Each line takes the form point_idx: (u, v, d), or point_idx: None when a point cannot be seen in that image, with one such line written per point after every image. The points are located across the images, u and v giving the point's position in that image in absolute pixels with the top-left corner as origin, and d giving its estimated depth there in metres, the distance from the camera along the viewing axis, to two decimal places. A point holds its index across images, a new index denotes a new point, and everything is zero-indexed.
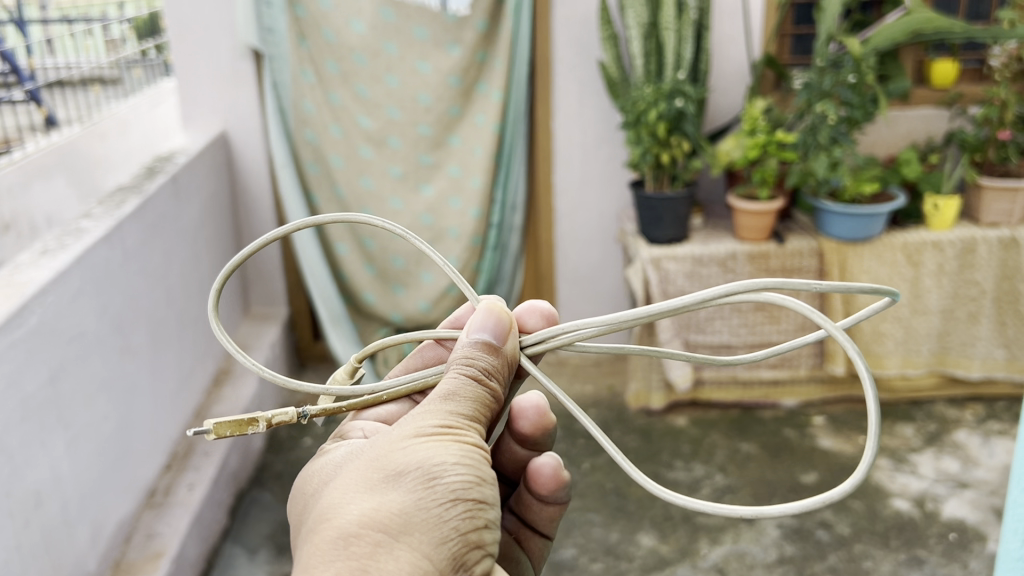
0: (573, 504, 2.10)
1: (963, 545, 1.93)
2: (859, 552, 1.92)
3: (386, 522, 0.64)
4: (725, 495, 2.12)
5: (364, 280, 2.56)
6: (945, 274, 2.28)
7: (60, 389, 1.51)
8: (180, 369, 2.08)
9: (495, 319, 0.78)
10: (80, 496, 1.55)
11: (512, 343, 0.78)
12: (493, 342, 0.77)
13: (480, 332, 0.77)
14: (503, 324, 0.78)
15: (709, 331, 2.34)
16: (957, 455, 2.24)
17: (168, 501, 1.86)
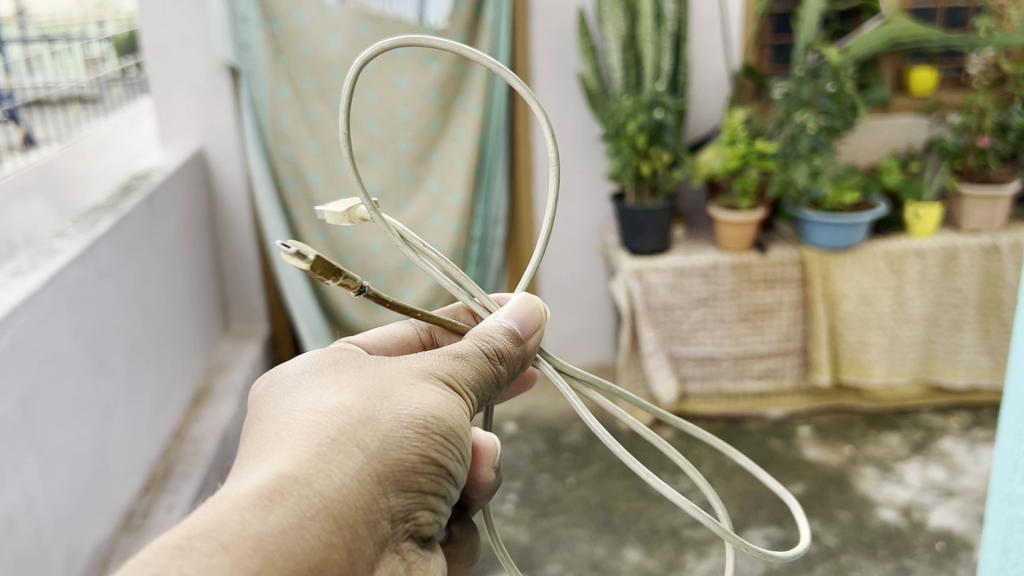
0: (558, 519, 2.09)
1: (951, 554, 1.91)
2: (846, 563, 1.90)
3: (309, 494, 0.48)
4: (711, 507, 2.11)
5: (346, 297, 2.55)
6: (928, 282, 2.27)
7: (32, 412, 1.48)
8: (158, 389, 2.06)
9: (529, 312, 0.69)
10: (53, 521, 1.53)
11: (535, 340, 0.70)
12: (517, 332, 0.68)
13: (508, 316, 0.68)
14: (531, 314, 0.69)
15: (693, 343, 2.32)
16: (943, 463, 2.23)
17: (147, 523, 1.83)
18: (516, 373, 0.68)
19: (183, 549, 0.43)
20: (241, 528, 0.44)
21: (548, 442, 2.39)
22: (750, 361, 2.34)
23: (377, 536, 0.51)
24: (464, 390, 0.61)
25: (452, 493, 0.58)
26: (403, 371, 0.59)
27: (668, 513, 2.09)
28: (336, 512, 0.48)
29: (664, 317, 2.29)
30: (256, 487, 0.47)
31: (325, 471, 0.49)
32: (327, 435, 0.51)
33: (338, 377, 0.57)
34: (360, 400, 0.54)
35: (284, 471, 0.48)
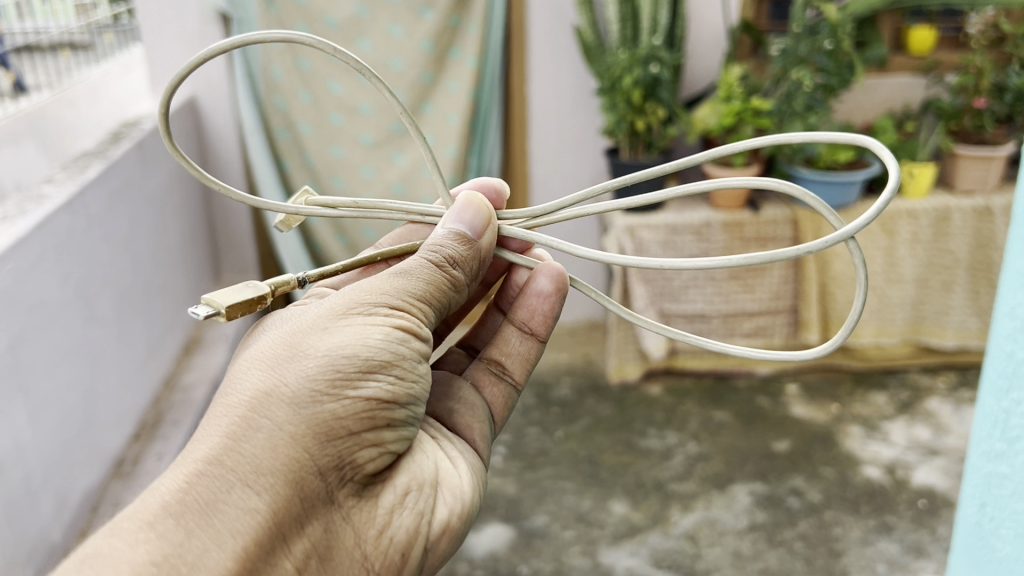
0: (546, 472, 2.11)
1: (933, 512, 1.94)
2: (830, 518, 1.92)
3: (226, 473, 0.56)
4: (697, 462, 2.13)
5: (337, 250, 2.56)
6: (919, 243, 2.27)
7: (21, 357, 1.48)
8: (148, 337, 2.06)
9: (474, 210, 0.76)
10: (43, 467, 1.54)
11: (489, 236, 0.77)
12: (466, 235, 0.75)
13: (455, 222, 0.75)
14: (481, 215, 0.76)
15: (683, 301, 2.32)
16: (928, 422, 2.25)
17: (136, 470, 1.85)
18: (473, 270, 0.76)
19: (114, 531, 0.52)
20: (161, 513, 0.53)
21: (537, 396, 2.41)
22: (741, 319, 2.35)
23: (307, 490, 0.58)
24: (407, 304, 0.69)
25: (393, 419, 0.65)
26: (319, 324, 0.65)
27: (654, 467, 2.11)
28: (253, 480, 0.56)
29: (655, 274, 2.29)
30: (176, 477, 0.55)
31: (239, 447, 0.57)
32: (238, 412, 0.58)
33: (257, 350, 0.64)
34: (272, 369, 0.61)
35: (202, 456, 0.56)
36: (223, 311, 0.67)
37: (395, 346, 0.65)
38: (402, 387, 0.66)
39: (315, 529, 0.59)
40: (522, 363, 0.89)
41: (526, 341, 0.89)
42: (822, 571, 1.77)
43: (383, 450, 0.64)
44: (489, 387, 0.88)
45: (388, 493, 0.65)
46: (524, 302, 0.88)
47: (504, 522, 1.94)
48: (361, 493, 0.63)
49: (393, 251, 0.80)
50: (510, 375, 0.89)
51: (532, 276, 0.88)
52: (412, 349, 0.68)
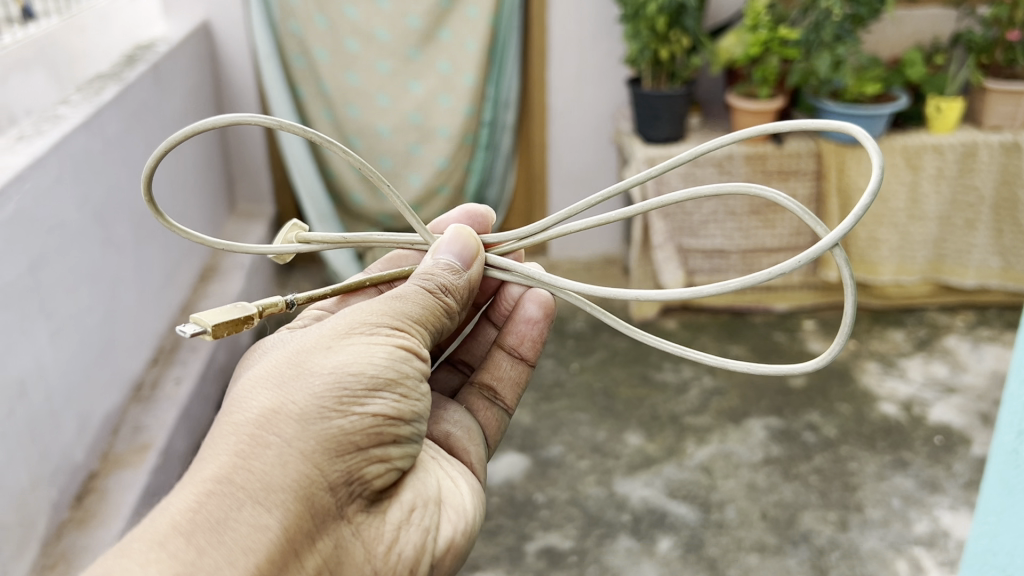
0: (562, 404, 2.11)
1: (948, 449, 1.94)
2: (845, 453, 1.93)
3: (237, 490, 0.57)
4: (713, 396, 2.13)
5: (352, 179, 2.52)
6: (944, 178, 2.24)
7: (42, 279, 1.48)
8: (165, 263, 2.06)
9: (463, 242, 0.80)
10: (65, 389, 1.55)
11: (478, 268, 0.81)
12: (457, 264, 0.79)
13: (445, 252, 0.79)
14: (470, 248, 0.80)
15: (703, 235, 2.31)
16: (946, 360, 2.24)
17: (155, 395, 1.86)
18: (466, 294, 0.80)
19: (125, 548, 0.53)
20: (171, 530, 0.54)
21: (552, 329, 2.41)
22: (760, 256, 2.33)
23: (317, 506, 0.60)
24: (406, 325, 0.72)
25: (399, 436, 0.67)
26: (323, 343, 0.67)
27: (670, 401, 2.11)
28: (265, 496, 0.57)
29: (675, 209, 2.27)
30: (187, 494, 0.56)
31: (250, 464, 0.58)
32: (247, 429, 0.60)
33: (260, 369, 0.66)
34: (279, 388, 0.63)
35: (212, 474, 0.57)
36: (210, 328, 0.71)
37: (399, 364, 0.68)
38: (408, 405, 0.68)
39: (325, 545, 0.61)
40: (513, 387, 0.93)
41: (516, 365, 0.94)
42: (836, 505, 1.78)
43: (390, 466, 0.67)
44: (484, 410, 0.91)
45: (393, 510, 0.67)
46: (512, 331, 0.94)
47: (520, 451, 1.95)
48: (367, 509, 0.65)
49: (382, 277, 0.84)
50: (501, 400, 0.93)
51: (520, 303, 0.94)
52: (414, 368, 0.70)
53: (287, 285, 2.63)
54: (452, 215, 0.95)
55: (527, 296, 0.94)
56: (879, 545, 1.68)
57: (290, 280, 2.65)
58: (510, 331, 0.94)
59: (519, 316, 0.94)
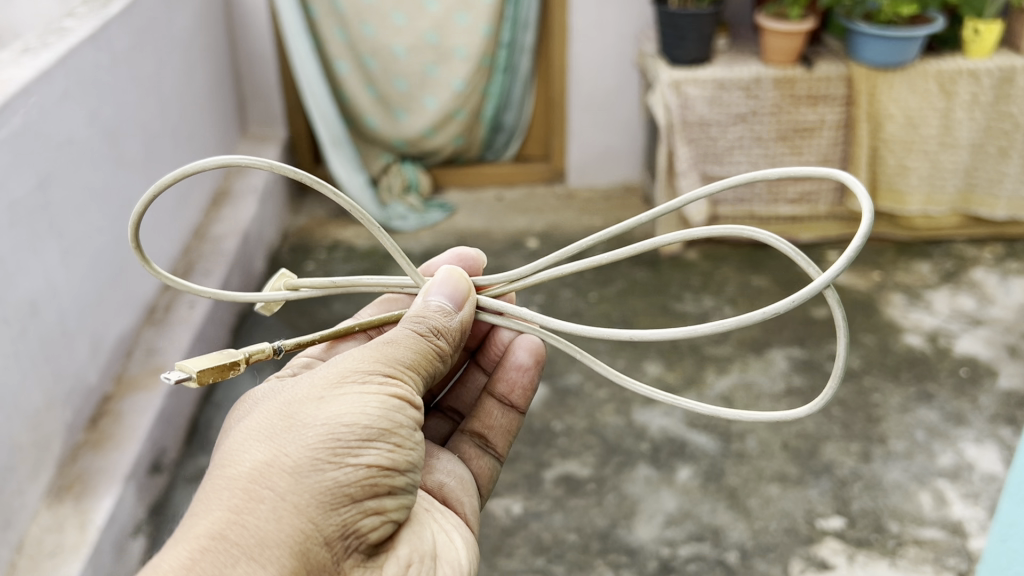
0: (579, 333, 2.08)
1: (974, 381, 1.90)
2: (868, 385, 1.89)
3: (229, 548, 0.60)
4: (734, 326, 2.09)
5: (366, 102, 2.47)
6: (979, 105, 2.16)
7: (50, 196, 1.44)
8: (177, 185, 2.02)
9: (453, 284, 0.83)
10: (78, 309, 1.52)
11: (469, 309, 0.83)
12: (447, 307, 0.80)
13: (437, 295, 0.81)
14: (460, 290, 0.83)
15: (727, 163, 2.23)
16: (973, 293, 2.19)
17: (169, 318, 1.84)
18: (456, 335, 0.81)
19: None
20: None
21: None
22: (786, 185, 2.28)
23: (311, 560, 0.62)
24: (400, 372, 0.73)
25: (396, 488, 0.69)
26: (316, 394, 0.69)
27: (690, 331, 2.08)
28: (257, 552, 0.60)
29: (700, 134, 2.19)
30: (182, 551, 0.59)
31: (243, 521, 0.61)
32: (241, 485, 0.62)
33: (256, 421, 0.68)
34: (274, 442, 0.65)
35: (207, 531, 0.60)
36: (195, 375, 0.74)
37: (392, 413, 0.69)
38: (402, 455, 0.69)
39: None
40: (505, 434, 0.97)
41: (506, 413, 0.97)
42: (858, 436, 1.75)
43: (385, 519, 0.68)
44: (477, 459, 0.94)
45: (389, 564, 0.69)
46: (503, 381, 0.97)
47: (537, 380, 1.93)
48: (364, 563, 0.67)
49: (371, 322, 0.87)
50: (493, 448, 0.96)
51: (511, 350, 0.98)
52: (407, 417, 0.71)
53: (300, 212, 2.59)
54: (443, 259, 0.98)
55: (518, 344, 0.98)
56: (902, 476, 1.66)
57: (304, 207, 2.61)
58: (501, 379, 0.98)
59: (511, 363, 0.97)
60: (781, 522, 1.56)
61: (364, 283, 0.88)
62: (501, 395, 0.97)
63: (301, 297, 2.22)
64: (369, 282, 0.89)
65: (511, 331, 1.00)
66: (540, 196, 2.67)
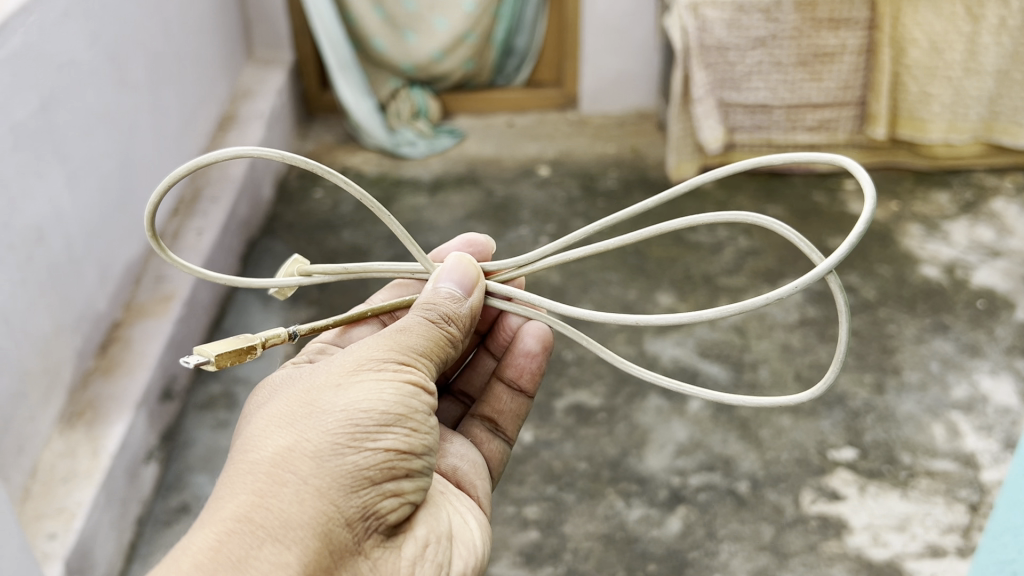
0: (592, 263, 2.05)
1: (991, 313, 1.88)
2: (883, 316, 1.87)
3: (254, 530, 0.62)
4: (749, 256, 2.06)
5: (374, 24, 2.40)
6: (1006, 30, 2.09)
7: (53, 119, 1.41)
8: (183, 110, 1.98)
9: (463, 270, 0.83)
10: (85, 235, 1.50)
11: (477, 297, 0.84)
12: (457, 293, 0.81)
13: (447, 281, 0.82)
14: (469, 276, 0.83)
15: (745, 89, 2.19)
16: (992, 224, 2.15)
17: (177, 245, 1.82)
18: (469, 319, 0.83)
19: None
20: (194, 569, 0.59)
21: (583, 187, 2.33)
22: (805, 111, 2.22)
23: (334, 541, 0.64)
24: (415, 358, 0.75)
25: (413, 469, 0.71)
26: (333, 381, 0.72)
27: (704, 261, 2.05)
28: (283, 534, 0.62)
29: (718, 59, 2.14)
30: (208, 535, 0.61)
31: (267, 504, 0.63)
32: (264, 472, 0.65)
33: (276, 409, 0.71)
34: (295, 429, 0.68)
35: (232, 515, 0.62)
36: (214, 360, 0.77)
37: (407, 399, 0.71)
38: (418, 438, 0.71)
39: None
40: (513, 418, 1.00)
41: (516, 398, 1.00)
42: (872, 367, 1.74)
43: (404, 500, 0.70)
44: (487, 443, 0.97)
45: (409, 545, 0.71)
46: (511, 367, 1.00)
47: None
48: (385, 543, 0.69)
49: (384, 307, 0.90)
50: (503, 431, 0.99)
51: (519, 337, 1.00)
52: (422, 402, 0.73)
53: (308, 138, 2.55)
54: (454, 245, 1.00)
55: (526, 330, 1.00)
56: (915, 408, 1.65)
57: (311, 133, 2.57)
58: (511, 365, 1.00)
59: (520, 348, 0.99)
60: (793, 453, 1.56)
61: (377, 268, 0.90)
62: (511, 380, 1.00)
63: (310, 225, 2.19)
64: (382, 266, 0.91)
65: (520, 317, 1.02)
66: (552, 122, 2.62)
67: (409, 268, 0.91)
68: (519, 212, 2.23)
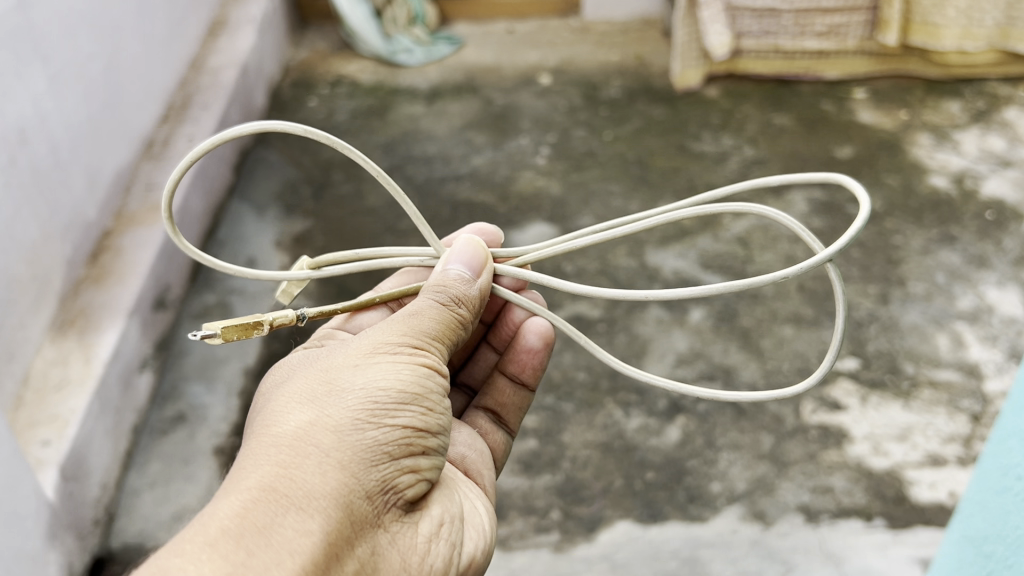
0: (593, 174, 2.00)
1: (1000, 225, 1.84)
2: (890, 227, 1.84)
3: (279, 496, 0.55)
4: (754, 167, 2.02)
5: None
6: None
7: (32, 15, 1.35)
8: (170, 14, 1.91)
9: (473, 253, 0.81)
10: (71, 139, 1.46)
11: (486, 277, 0.81)
12: (467, 274, 0.79)
13: (456, 265, 0.79)
14: (478, 257, 0.81)
15: None
16: (1004, 134, 2.10)
17: (168, 153, 1.78)
18: (478, 305, 0.79)
19: (169, 554, 0.51)
20: (219, 535, 0.52)
21: (584, 96, 2.27)
22: (814, 16, 2.16)
23: (356, 514, 0.58)
24: (429, 341, 0.71)
25: (430, 451, 0.66)
26: (350, 362, 0.67)
27: (708, 171, 2.01)
28: (307, 502, 0.56)
29: None
30: (231, 502, 0.54)
31: (290, 474, 0.57)
32: (285, 444, 0.59)
33: (290, 391, 0.66)
34: (313, 406, 0.63)
35: (254, 485, 0.56)
36: (219, 334, 0.74)
37: (424, 379, 0.67)
38: (433, 418, 0.67)
39: (363, 554, 0.58)
40: (515, 412, 0.97)
41: (519, 391, 0.97)
42: (877, 279, 1.71)
43: (421, 478, 0.65)
44: (491, 434, 0.94)
45: (425, 523, 0.66)
46: (513, 364, 0.96)
47: (549, 221, 1.87)
48: (403, 519, 0.63)
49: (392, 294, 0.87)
50: (507, 423, 0.97)
51: (520, 332, 0.96)
52: (438, 383, 0.69)
53: (302, 47, 2.48)
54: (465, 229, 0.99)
55: (528, 325, 0.96)
56: (920, 319, 1.62)
57: (305, 42, 2.50)
58: (514, 360, 0.96)
59: (522, 343, 0.95)
60: (794, 363, 1.54)
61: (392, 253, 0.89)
62: (513, 375, 0.96)
63: (304, 134, 2.14)
64: (394, 250, 0.89)
65: (523, 309, 0.98)
66: (554, 30, 2.55)
67: (419, 252, 0.89)
68: (519, 122, 2.17)
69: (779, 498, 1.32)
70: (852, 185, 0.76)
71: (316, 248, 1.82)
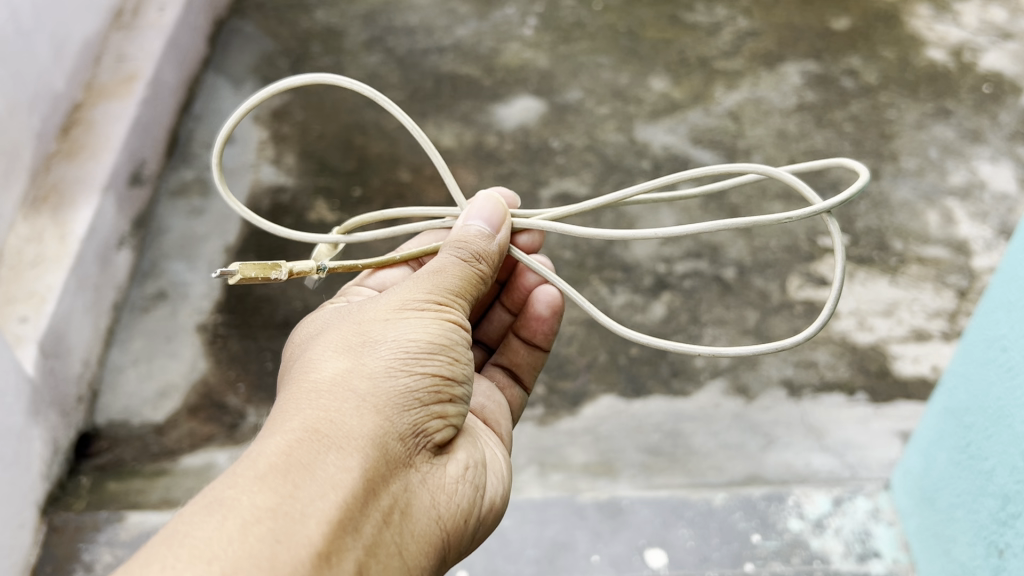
0: (582, 46, 1.93)
1: (996, 99, 1.80)
2: (884, 101, 1.79)
3: (321, 437, 0.57)
4: (748, 38, 1.95)
5: None
6: None
7: None
8: None
9: (491, 208, 0.81)
10: (33, 7, 1.38)
11: (505, 233, 0.81)
12: (487, 230, 0.79)
13: (475, 219, 0.80)
14: (499, 212, 0.81)
15: None
16: (1006, 4, 2.03)
17: (138, 23, 1.70)
18: (498, 262, 0.80)
19: (220, 487, 0.52)
20: (267, 470, 0.53)
21: None
22: None
23: (392, 455, 0.60)
24: (452, 297, 0.72)
25: (456, 398, 0.68)
26: (381, 317, 0.69)
27: (700, 43, 1.94)
28: (347, 441, 0.57)
29: None
30: (277, 441, 0.56)
31: (331, 417, 0.58)
32: (324, 391, 0.61)
33: (324, 343, 0.67)
34: (348, 357, 0.64)
35: (298, 426, 0.57)
36: (237, 271, 0.73)
37: (451, 331, 0.69)
38: (460, 368, 0.69)
39: (397, 490, 0.59)
40: (530, 370, 0.98)
41: (532, 352, 0.97)
42: (869, 154, 1.68)
43: (448, 423, 0.67)
44: (507, 389, 0.97)
45: (452, 465, 0.67)
46: (526, 329, 0.96)
47: (536, 96, 1.81)
48: (432, 461, 0.65)
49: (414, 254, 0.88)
50: (521, 380, 0.99)
51: (531, 299, 0.96)
52: (463, 335, 0.70)
53: None
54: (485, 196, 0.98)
55: (538, 293, 0.95)
56: (911, 195, 1.60)
57: None
58: (527, 323, 0.96)
59: (533, 310, 0.95)
60: (782, 240, 1.52)
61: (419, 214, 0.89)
62: (527, 338, 0.97)
63: (280, 5, 2.05)
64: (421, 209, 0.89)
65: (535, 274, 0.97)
66: None
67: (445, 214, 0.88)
68: None
69: (763, 373, 1.33)
70: (854, 162, 0.81)
71: (296, 123, 1.76)
